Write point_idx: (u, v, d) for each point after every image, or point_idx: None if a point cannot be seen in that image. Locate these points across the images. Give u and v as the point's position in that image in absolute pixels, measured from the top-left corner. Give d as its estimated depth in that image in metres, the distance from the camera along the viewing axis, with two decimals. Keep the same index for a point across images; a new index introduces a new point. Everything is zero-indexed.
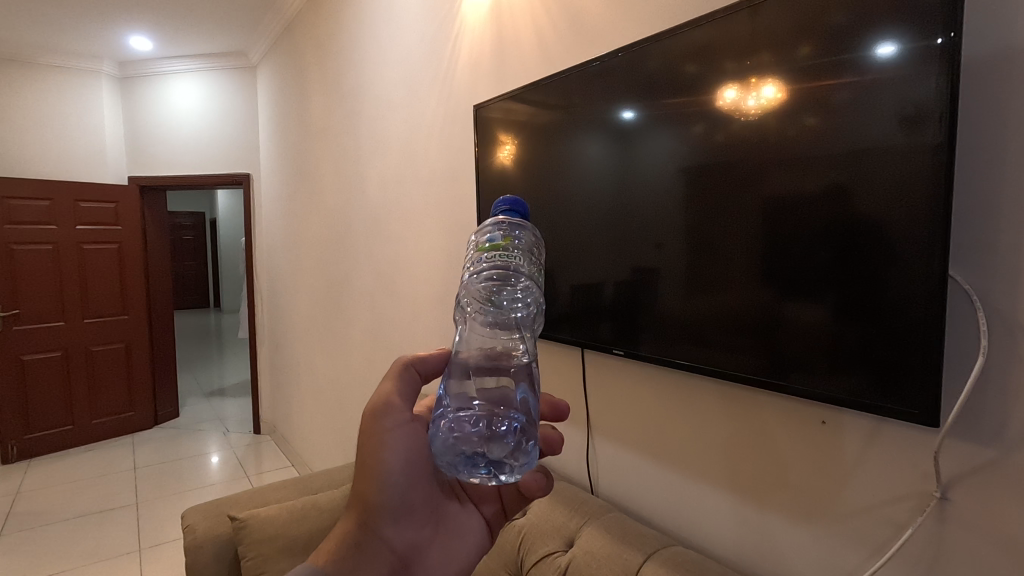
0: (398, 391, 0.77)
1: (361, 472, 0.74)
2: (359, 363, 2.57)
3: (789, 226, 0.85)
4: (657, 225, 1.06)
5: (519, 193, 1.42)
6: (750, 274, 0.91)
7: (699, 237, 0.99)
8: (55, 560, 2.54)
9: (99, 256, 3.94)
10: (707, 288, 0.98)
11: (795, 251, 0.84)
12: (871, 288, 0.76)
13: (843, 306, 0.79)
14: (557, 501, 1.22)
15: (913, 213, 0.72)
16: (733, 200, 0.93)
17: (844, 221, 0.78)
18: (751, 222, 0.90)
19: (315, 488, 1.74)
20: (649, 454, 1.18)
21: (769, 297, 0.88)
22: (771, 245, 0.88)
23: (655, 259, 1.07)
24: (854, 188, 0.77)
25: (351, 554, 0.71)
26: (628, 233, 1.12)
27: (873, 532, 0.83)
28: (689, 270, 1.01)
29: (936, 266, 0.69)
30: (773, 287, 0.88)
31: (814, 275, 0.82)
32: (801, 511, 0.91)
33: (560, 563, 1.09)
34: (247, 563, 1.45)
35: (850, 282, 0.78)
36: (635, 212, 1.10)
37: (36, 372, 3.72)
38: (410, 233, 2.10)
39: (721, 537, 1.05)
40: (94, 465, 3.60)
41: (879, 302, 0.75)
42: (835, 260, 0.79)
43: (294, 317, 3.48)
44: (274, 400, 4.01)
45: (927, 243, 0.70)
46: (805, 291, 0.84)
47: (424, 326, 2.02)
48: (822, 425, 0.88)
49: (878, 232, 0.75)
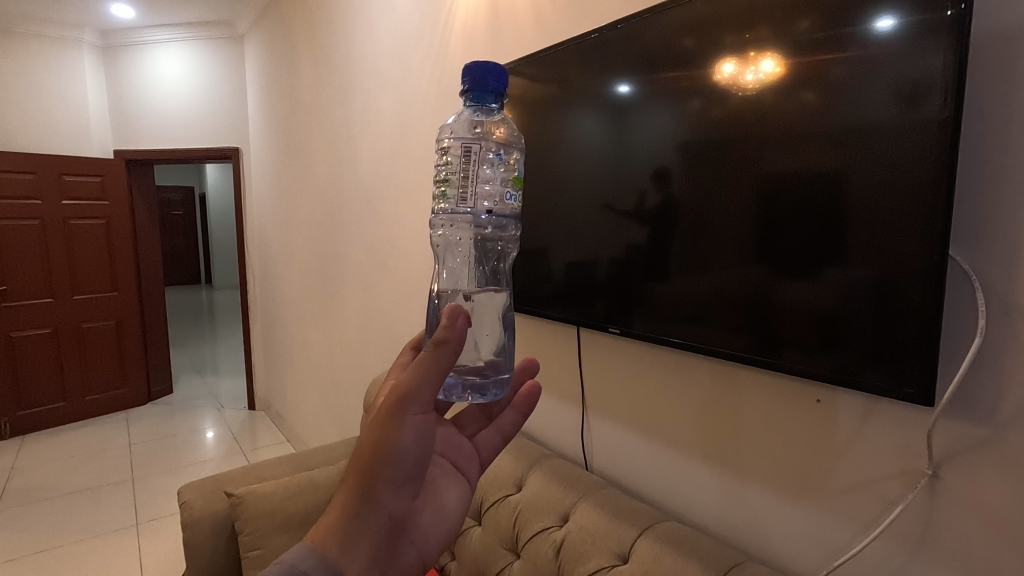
0: (427, 373, 0.62)
1: (370, 444, 0.60)
2: (352, 340, 2.58)
3: (782, 203, 0.84)
4: (650, 203, 1.05)
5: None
6: (743, 251, 0.90)
7: (697, 213, 0.97)
8: (51, 535, 2.56)
9: (86, 230, 3.87)
10: (702, 266, 0.97)
11: (788, 231, 0.84)
12: (865, 267, 0.76)
13: (837, 283, 0.79)
14: (551, 477, 1.19)
15: (911, 193, 0.71)
16: (729, 178, 0.91)
17: (838, 199, 0.78)
18: (745, 200, 0.89)
19: (311, 463, 1.74)
20: (643, 433, 1.18)
21: (764, 276, 0.88)
22: (765, 222, 0.87)
23: (648, 237, 1.06)
24: (847, 167, 0.76)
25: (351, 525, 0.57)
26: (625, 210, 1.10)
27: (864, 508, 0.84)
28: (684, 246, 1.00)
29: (929, 243, 0.70)
30: (767, 265, 0.87)
31: (807, 252, 0.82)
32: (791, 487, 0.93)
33: (554, 538, 1.06)
34: (245, 538, 1.48)
35: (844, 259, 0.78)
36: (631, 190, 1.08)
37: (26, 349, 3.69)
38: (405, 212, 2.06)
39: (708, 511, 1.07)
40: (90, 442, 3.60)
41: (872, 281, 0.75)
42: (828, 240, 0.79)
43: (286, 295, 3.46)
44: (268, 377, 4.00)
45: (923, 221, 0.70)
46: (798, 269, 0.83)
47: (417, 303, 2.01)
48: (816, 402, 0.89)
49: (870, 212, 0.75)
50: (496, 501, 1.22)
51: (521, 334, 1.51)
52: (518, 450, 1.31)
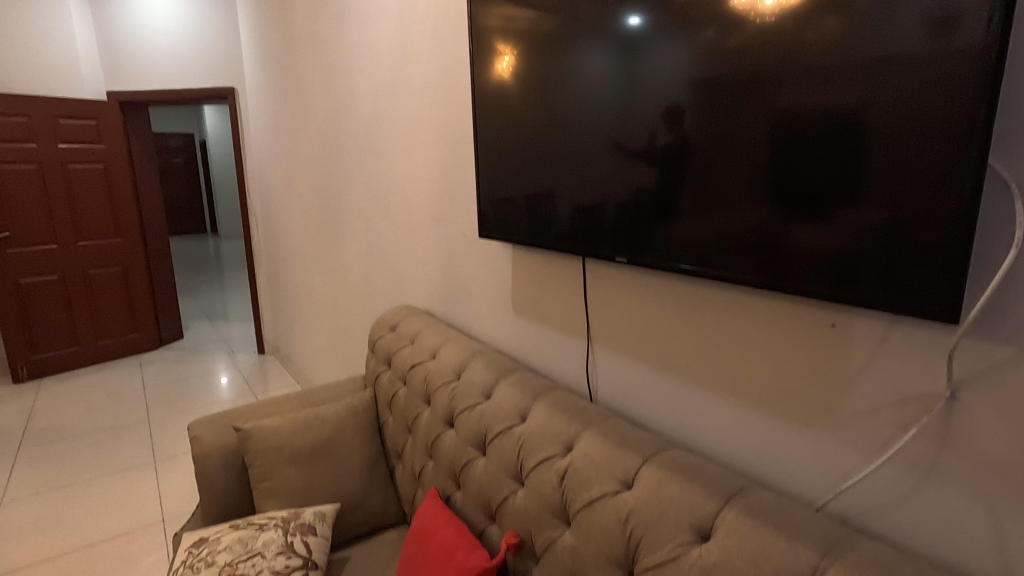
0: None
1: None
2: (356, 282, 2.56)
3: (800, 141, 0.79)
4: (660, 143, 0.98)
5: (518, 111, 1.31)
6: (756, 194, 0.85)
7: (706, 153, 0.91)
8: (72, 471, 2.65)
9: (84, 175, 3.82)
10: (711, 209, 0.92)
11: (803, 170, 0.79)
12: (882, 207, 0.72)
13: (856, 225, 0.75)
14: (556, 409, 1.18)
15: (942, 127, 0.66)
16: (742, 115, 0.85)
17: (862, 137, 0.72)
18: (759, 138, 0.83)
19: (317, 400, 1.76)
20: (651, 365, 1.16)
21: (775, 217, 0.83)
22: (781, 162, 0.81)
23: (657, 179, 1.00)
24: (873, 101, 0.71)
25: None
26: (630, 150, 1.04)
27: (874, 433, 0.82)
28: (692, 188, 0.94)
29: (952, 183, 0.66)
30: (779, 206, 0.82)
31: (822, 192, 0.77)
32: (799, 414, 0.91)
33: (558, 467, 1.06)
34: (255, 471, 1.51)
35: (860, 199, 0.74)
36: (638, 129, 1.02)
37: (35, 295, 3.71)
38: (406, 147, 1.97)
39: (714, 439, 1.05)
40: (105, 385, 3.68)
41: (890, 221, 0.71)
42: (846, 178, 0.74)
43: (289, 239, 3.43)
44: (276, 322, 4.02)
45: (954, 158, 0.65)
46: (815, 212, 0.78)
47: (420, 242, 1.97)
48: (830, 327, 0.85)
49: (896, 150, 0.70)
50: (501, 432, 1.22)
51: (526, 269, 1.47)
52: (523, 385, 1.30)
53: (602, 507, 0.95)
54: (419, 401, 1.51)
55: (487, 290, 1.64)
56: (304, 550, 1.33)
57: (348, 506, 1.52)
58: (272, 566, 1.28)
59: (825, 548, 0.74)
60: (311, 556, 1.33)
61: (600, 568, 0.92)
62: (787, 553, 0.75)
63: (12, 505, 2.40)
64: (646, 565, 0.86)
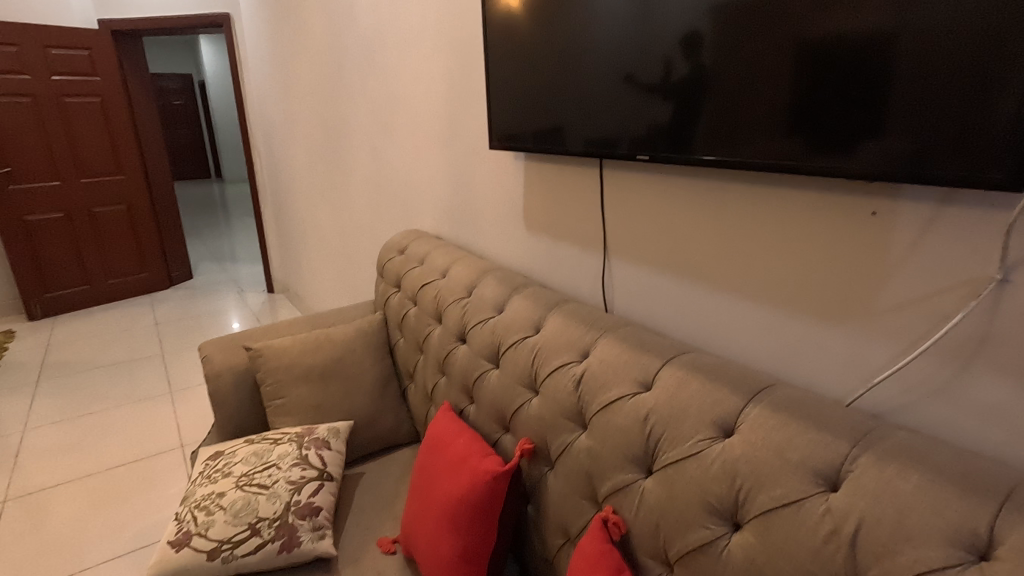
0: None
1: None
2: (362, 211, 2.49)
3: (828, 69, 0.75)
4: (677, 75, 0.93)
5: (524, 43, 1.23)
6: (780, 126, 0.81)
7: (728, 83, 0.86)
8: (91, 401, 2.70)
9: (81, 109, 3.71)
10: (732, 143, 0.88)
11: (826, 101, 0.76)
12: (904, 138, 0.70)
13: (887, 155, 0.72)
14: (572, 318, 1.14)
15: (985, 44, 0.62)
16: (766, 42, 0.80)
17: (896, 60, 0.69)
18: (785, 67, 0.79)
19: (326, 323, 1.74)
20: (671, 272, 1.11)
21: (796, 152, 0.80)
22: (807, 91, 0.77)
23: (673, 116, 0.95)
24: (908, 21, 0.67)
25: None
26: (644, 83, 0.98)
27: (912, 325, 0.77)
28: (712, 122, 0.90)
29: (977, 116, 0.64)
30: (799, 140, 0.80)
31: (845, 124, 0.75)
32: (830, 311, 0.86)
33: (575, 373, 1.03)
34: (267, 389, 1.51)
35: (883, 130, 0.72)
36: (651, 62, 0.96)
37: (43, 233, 3.70)
38: (410, 61, 1.86)
39: (737, 343, 1.02)
40: (118, 322, 3.71)
41: (914, 151, 0.69)
42: (869, 110, 0.72)
43: (293, 173, 3.34)
44: (284, 259, 3.99)
45: (997, 77, 0.62)
46: (843, 143, 0.75)
47: (427, 163, 1.89)
48: (871, 215, 0.79)
49: (932, 72, 0.66)
50: (514, 343, 1.19)
51: (539, 183, 1.41)
52: (536, 297, 1.26)
53: (620, 408, 0.92)
54: (430, 320, 1.49)
55: (498, 209, 1.58)
56: (318, 463, 1.33)
57: (361, 424, 1.53)
58: (288, 477, 1.28)
59: (856, 438, 0.71)
60: (327, 469, 1.33)
61: (618, 467, 0.91)
62: (815, 444, 0.72)
63: (34, 432, 2.46)
64: (666, 462, 0.84)
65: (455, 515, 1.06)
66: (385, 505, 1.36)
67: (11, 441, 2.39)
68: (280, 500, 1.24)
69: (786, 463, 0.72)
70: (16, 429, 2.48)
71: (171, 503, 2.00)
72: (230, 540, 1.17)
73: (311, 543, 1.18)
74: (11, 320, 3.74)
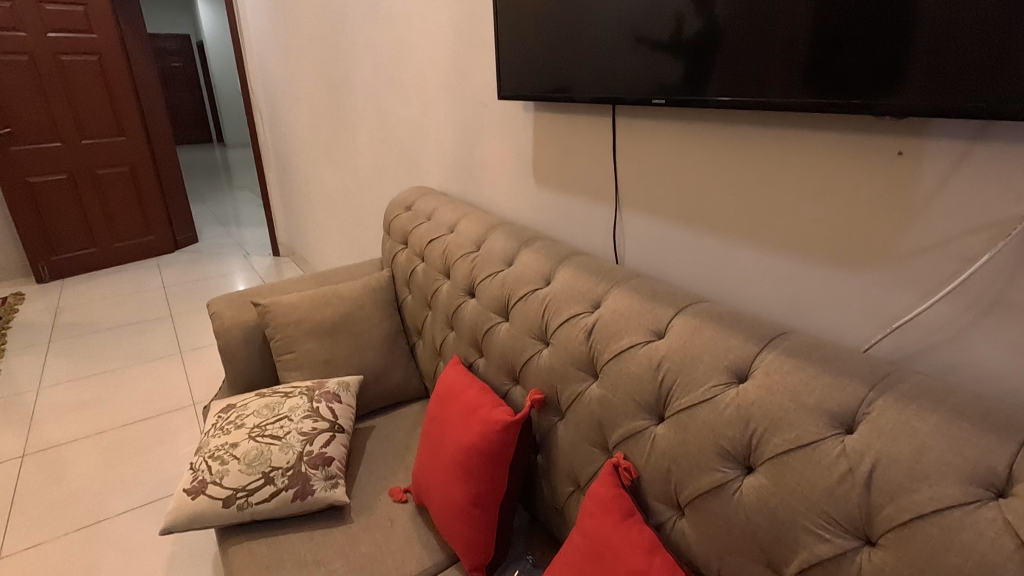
0: None
1: None
2: (367, 170, 2.46)
3: (847, 8, 0.73)
4: (689, 31, 0.92)
5: None
6: (796, 70, 0.80)
7: (744, 29, 0.85)
8: (103, 361, 2.73)
9: (79, 68, 3.63)
10: (746, 90, 0.87)
11: (846, 51, 0.75)
12: (924, 77, 0.69)
13: (904, 94, 0.71)
14: (582, 270, 1.13)
15: None
16: None
17: None
18: (803, 8, 0.78)
19: (334, 280, 1.73)
20: (684, 222, 1.09)
21: (809, 104, 0.79)
22: (824, 33, 0.76)
23: (686, 68, 0.94)
24: None
25: None
26: (657, 32, 0.96)
27: (935, 268, 0.76)
28: (727, 68, 0.89)
29: (1000, 49, 0.63)
30: (817, 89, 0.78)
31: (864, 75, 0.74)
32: (850, 257, 0.84)
33: (586, 323, 1.02)
34: (277, 344, 1.51)
35: (904, 75, 0.70)
36: (664, 15, 0.94)
37: (47, 195, 3.68)
38: (415, 9, 1.79)
39: (750, 293, 1.00)
40: (126, 285, 3.73)
41: (931, 106, 0.69)
42: (891, 53, 0.71)
43: (296, 133, 3.29)
44: (289, 222, 3.97)
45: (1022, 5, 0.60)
46: (860, 83, 0.74)
47: (434, 118, 1.85)
48: (897, 155, 0.77)
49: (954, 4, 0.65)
50: (524, 295, 1.18)
51: (549, 134, 1.37)
52: (546, 250, 1.25)
53: (632, 356, 0.92)
54: (437, 276, 1.47)
55: (507, 163, 1.55)
56: (329, 415, 1.34)
57: (370, 379, 1.54)
58: (300, 429, 1.29)
59: (874, 381, 0.70)
60: (338, 421, 1.35)
61: (629, 414, 0.91)
62: (831, 387, 0.71)
63: (49, 390, 2.50)
64: (679, 407, 0.84)
65: (466, 463, 1.07)
66: (396, 456, 1.38)
67: (26, 398, 2.43)
68: (292, 450, 1.25)
69: (801, 406, 0.72)
70: (31, 387, 2.52)
71: (185, 458, 2.04)
72: (244, 488, 1.19)
73: (324, 491, 1.21)
74: (21, 284, 3.76)
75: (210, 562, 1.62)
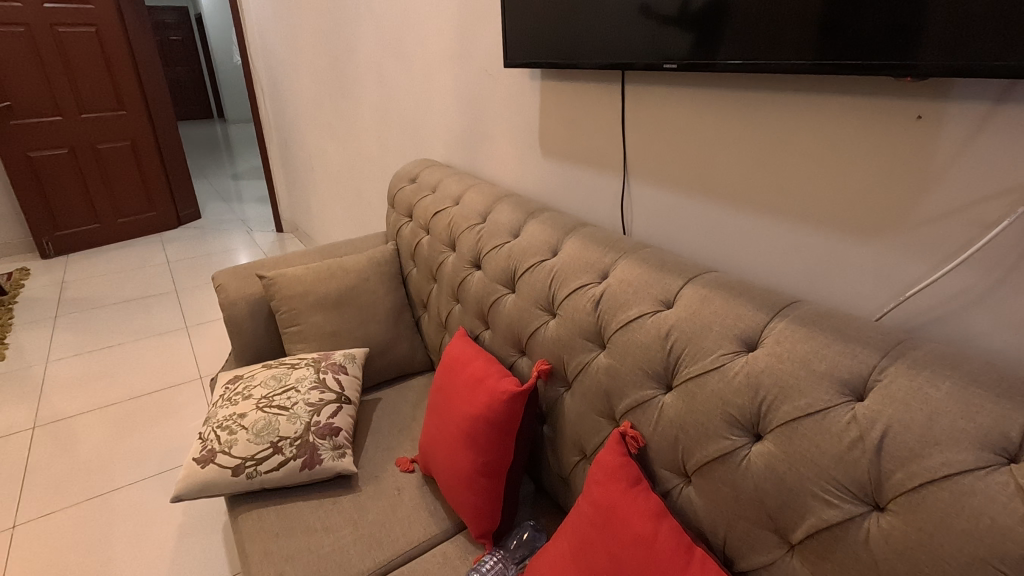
0: None
1: None
2: (371, 143, 2.43)
3: None
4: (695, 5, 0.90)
5: None
6: (810, 32, 0.78)
7: None
8: (109, 336, 2.74)
9: (77, 40, 3.57)
10: (758, 53, 0.84)
11: (862, 13, 0.73)
12: (944, 36, 0.67)
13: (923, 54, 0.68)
14: (590, 241, 1.11)
15: None
16: None
17: None
18: None
19: (338, 253, 1.72)
20: (695, 191, 1.07)
21: (825, 66, 0.77)
22: None
23: (698, 31, 0.91)
24: None
25: None
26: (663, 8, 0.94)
27: (951, 235, 0.75)
28: (739, 32, 0.86)
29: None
30: (832, 51, 0.76)
31: (879, 38, 0.72)
32: (864, 226, 0.83)
33: (594, 293, 1.01)
34: (282, 317, 1.51)
35: (923, 35, 0.68)
36: None
37: (49, 169, 3.66)
38: None
39: (760, 263, 0.99)
40: (130, 260, 3.73)
41: (947, 70, 0.67)
42: (911, 12, 0.68)
43: (298, 107, 3.24)
44: (292, 198, 3.95)
45: None
46: (877, 44, 0.72)
47: (438, 88, 1.81)
48: (916, 120, 0.75)
49: None
50: (531, 266, 1.17)
51: (557, 103, 1.34)
52: (553, 221, 1.23)
53: (640, 326, 0.91)
54: (443, 248, 1.46)
55: (513, 134, 1.52)
56: (336, 386, 1.35)
57: (376, 351, 1.54)
58: (307, 399, 1.30)
59: (886, 349, 0.70)
60: (344, 392, 1.35)
61: (637, 384, 0.90)
62: (843, 355, 0.71)
63: (56, 364, 2.51)
64: (687, 376, 0.83)
65: (472, 433, 1.08)
66: (403, 428, 1.39)
67: (35, 372, 2.45)
68: (300, 421, 1.26)
69: (811, 374, 0.71)
70: (38, 360, 2.54)
71: (193, 430, 2.06)
72: (253, 457, 1.20)
73: (332, 460, 1.22)
74: (25, 259, 3.77)
75: (220, 531, 1.64)
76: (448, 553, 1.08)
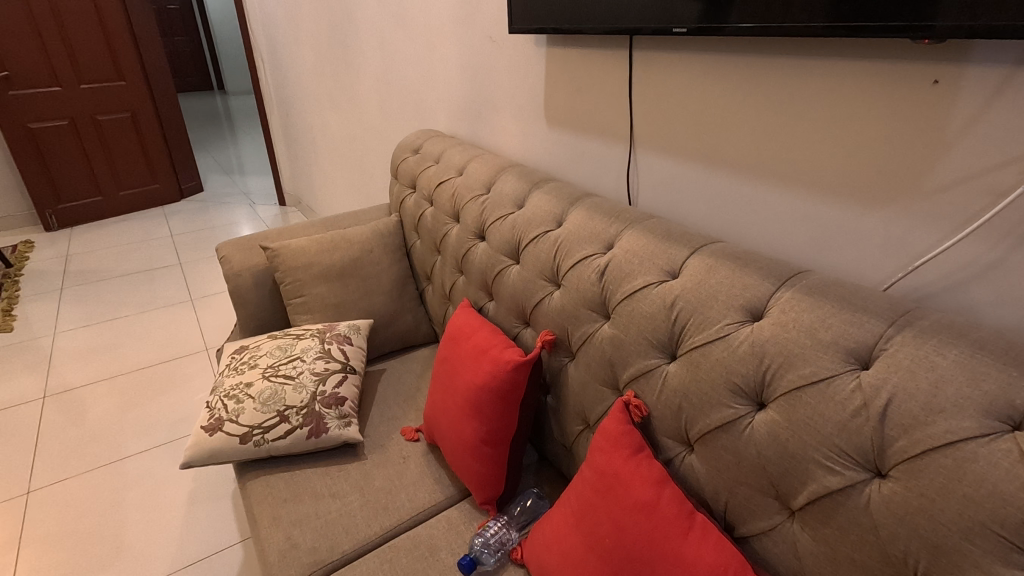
0: None
1: None
2: (373, 113, 2.39)
3: None
4: None
5: None
6: None
7: None
8: (114, 308, 2.76)
9: (73, 8, 3.50)
10: (771, 16, 0.82)
11: None
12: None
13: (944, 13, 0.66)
14: (595, 211, 1.10)
15: None
16: None
17: None
18: None
19: (342, 225, 1.71)
20: (702, 160, 1.05)
21: (839, 29, 0.75)
22: None
23: None
24: None
25: None
26: None
27: (963, 204, 0.74)
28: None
29: None
30: (848, 12, 0.74)
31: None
32: (874, 194, 0.82)
33: (598, 264, 1.01)
34: (287, 288, 1.52)
35: None
36: None
37: (50, 141, 3.63)
38: None
39: (767, 233, 0.98)
40: (133, 233, 3.72)
41: (968, 31, 0.65)
42: None
43: (299, 77, 3.19)
44: (294, 171, 3.92)
45: None
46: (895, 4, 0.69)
47: (441, 56, 1.77)
48: (932, 85, 0.73)
49: None
50: (536, 237, 1.16)
51: (563, 71, 1.31)
52: (557, 192, 1.22)
53: (645, 296, 0.91)
54: (447, 220, 1.45)
55: (518, 103, 1.50)
56: (341, 356, 1.36)
57: (380, 322, 1.55)
58: (312, 369, 1.31)
59: (893, 318, 0.69)
60: (349, 362, 1.36)
61: (641, 353, 0.91)
62: (849, 324, 0.70)
63: (64, 335, 2.53)
64: (692, 346, 0.83)
65: (477, 402, 1.09)
66: (407, 398, 1.41)
67: (43, 343, 2.48)
68: (306, 390, 1.27)
69: (817, 343, 0.71)
70: (45, 332, 2.55)
71: (199, 401, 2.09)
72: (260, 425, 1.22)
73: (338, 429, 1.23)
74: (29, 232, 3.77)
75: (229, 497, 1.68)
76: (452, 518, 1.11)
